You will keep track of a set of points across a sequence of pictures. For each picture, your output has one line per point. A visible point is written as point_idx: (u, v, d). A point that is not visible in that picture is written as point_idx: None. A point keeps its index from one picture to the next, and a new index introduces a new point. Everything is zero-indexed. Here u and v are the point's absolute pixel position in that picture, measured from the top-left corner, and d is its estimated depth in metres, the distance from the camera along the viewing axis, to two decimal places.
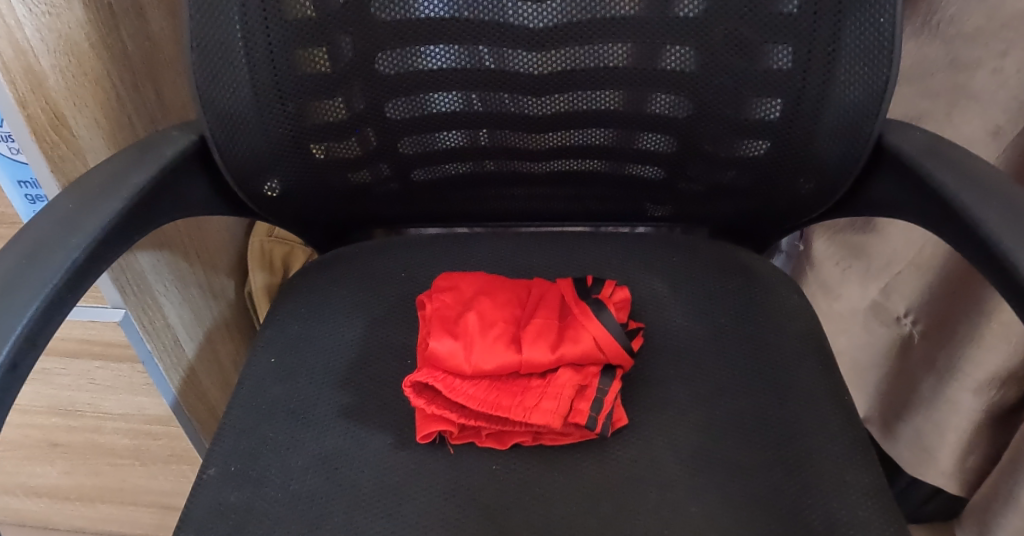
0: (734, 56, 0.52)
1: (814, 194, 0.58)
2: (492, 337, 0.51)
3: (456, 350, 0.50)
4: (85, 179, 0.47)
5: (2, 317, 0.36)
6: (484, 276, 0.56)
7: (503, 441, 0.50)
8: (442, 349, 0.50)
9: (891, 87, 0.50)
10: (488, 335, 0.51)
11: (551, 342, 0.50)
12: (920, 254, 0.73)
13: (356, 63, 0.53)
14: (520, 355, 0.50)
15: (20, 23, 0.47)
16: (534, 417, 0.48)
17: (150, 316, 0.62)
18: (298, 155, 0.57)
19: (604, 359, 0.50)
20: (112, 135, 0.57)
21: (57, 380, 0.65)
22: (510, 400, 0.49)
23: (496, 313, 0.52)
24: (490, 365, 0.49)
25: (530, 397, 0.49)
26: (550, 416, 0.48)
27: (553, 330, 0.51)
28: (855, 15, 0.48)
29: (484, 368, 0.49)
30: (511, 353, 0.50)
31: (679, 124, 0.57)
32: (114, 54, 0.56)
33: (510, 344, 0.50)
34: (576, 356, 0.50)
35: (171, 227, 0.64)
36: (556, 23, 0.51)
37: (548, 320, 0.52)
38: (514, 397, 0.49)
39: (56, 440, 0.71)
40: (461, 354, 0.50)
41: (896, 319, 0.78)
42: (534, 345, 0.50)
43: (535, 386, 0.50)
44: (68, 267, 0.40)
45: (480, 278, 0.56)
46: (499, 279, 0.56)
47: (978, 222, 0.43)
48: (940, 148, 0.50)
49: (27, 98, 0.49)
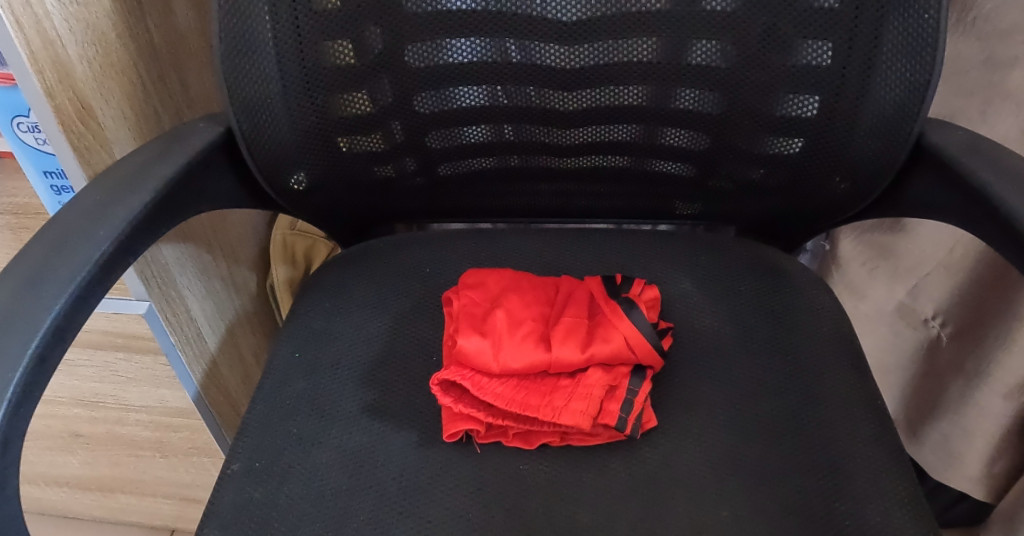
0: (768, 51, 0.51)
1: (848, 194, 0.57)
2: (520, 336, 0.50)
3: (483, 347, 0.49)
4: (112, 171, 0.46)
5: (29, 311, 0.36)
6: (511, 273, 0.56)
7: (530, 441, 0.49)
8: (469, 347, 0.49)
9: (933, 84, 0.49)
10: (517, 334, 0.50)
11: (582, 342, 0.50)
12: (950, 255, 0.71)
13: (383, 56, 0.52)
14: (551, 353, 0.49)
15: (48, 13, 0.47)
16: (563, 417, 0.48)
17: (174, 309, 0.62)
18: (324, 149, 0.56)
19: (634, 360, 0.50)
20: (138, 126, 0.57)
21: (80, 371, 0.65)
22: (539, 399, 0.49)
23: (524, 311, 0.52)
24: (519, 363, 0.49)
25: (558, 396, 0.49)
26: (579, 417, 0.47)
27: (584, 329, 0.51)
28: (896, 10, 0.47)
29: (512, 367, 0.49)
30: (539, 352, 0.49)
31: (708, 121, 0.55)
32: (140, 45, 0.56)
33: (538, 343, 0.50)
34: (605, 357, 0.49)
35: (195, 220, 0.64)
36: (587, 16, 0.50)
37: (577, 319, 0.51)
38: (542, 396, 0.49)
39: (77, 431, 0.71)
40: (489, 352, 0.49)
41: (923, 320, 0.77)
42: (564, 345, 0.49)
43: (564, 386, 0.49)
44: (96, 260, 0.40)
45: (508, 276, 0.55)
46: (526, 277, 0.56)
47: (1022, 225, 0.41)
48: (982, 147, 0.48)
49: (54, 89, 0.49)
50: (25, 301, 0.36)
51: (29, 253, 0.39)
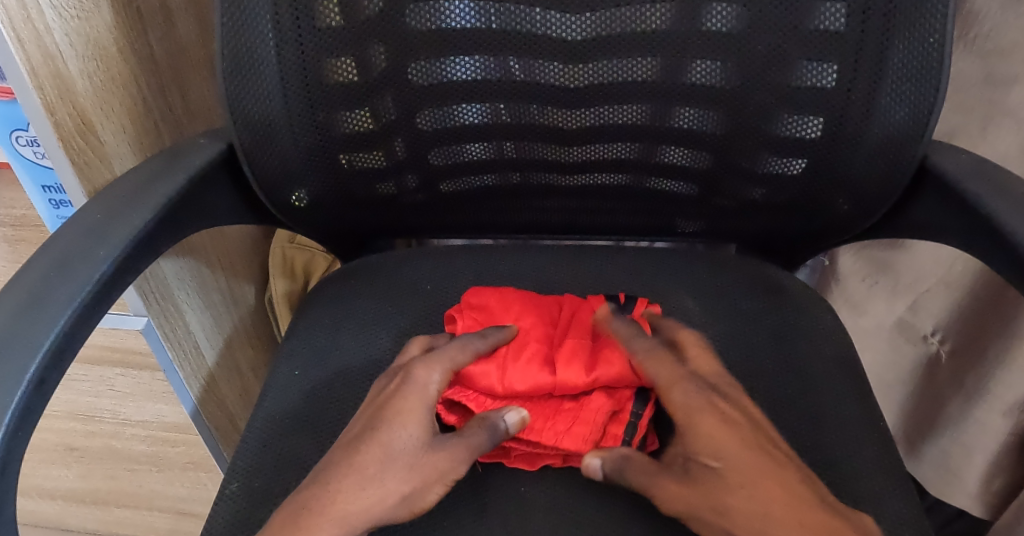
0: (773, 72, 0.50)
1: (852, 214, 0.57)
2: (524, 357, 0.50)
3: (486, 369, 0.49)
4: (111, 189, 0.46)
5: (26, 335, 0.35)
6: (514, 292, 0.55)
7: (533, 463, 0.49)
8: (472, 369, 0.49)
9: (938, 108, 0.49)
10: (521, 355, 0.50)
11: (587, 364, 0.49)
12: (949, 271, 0.72)
13: (387, 74, 0.52)
14: (555, 375, 0.49)
15: (50, 28, 0.46)
16: (565, 441, 0.48)
17: (172, 324, 0.61)
18: (324, 165, 0.56)
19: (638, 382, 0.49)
20: (139, 140, 0.57)
21: (76, 386, 0.64)
22: (543, 421, 0.49)
23: (529, 331, 0.52)
24: (524, 384, 0.49)
25: (562, 420, 0.49)
26: (581, 442, 0.48)
27: (589, 351, 0.50)
28: (902, 34, 0.47)
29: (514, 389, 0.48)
30: (543, 374, 0.49)
31: (710, 139, 0.55)
32: (141, 59, 0.56)
33: (543, 365, 0.49)
34: (610, 380, 0.49)
35: (195, 235, 0.63)
36: (591, 36, 0.50)
37: (581, 341, 0.51)
38: (545, 419, 0.49)
39: (73, 445, 0.70)
40: (493, 375, 0.49)
41: (922, 337, 0.77)
42: (568, 367, 0.49)
43: (568, 408, 0.49)
44: (96, 280, 0.39)
45: (511, 294, 0.54)
46: (530, 296, 0.55)
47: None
48: (986, 171, 0.48)
49: (55, 104, 0.48)
50: (24, 325, 0.36)
51: (27, 272, 0.39)
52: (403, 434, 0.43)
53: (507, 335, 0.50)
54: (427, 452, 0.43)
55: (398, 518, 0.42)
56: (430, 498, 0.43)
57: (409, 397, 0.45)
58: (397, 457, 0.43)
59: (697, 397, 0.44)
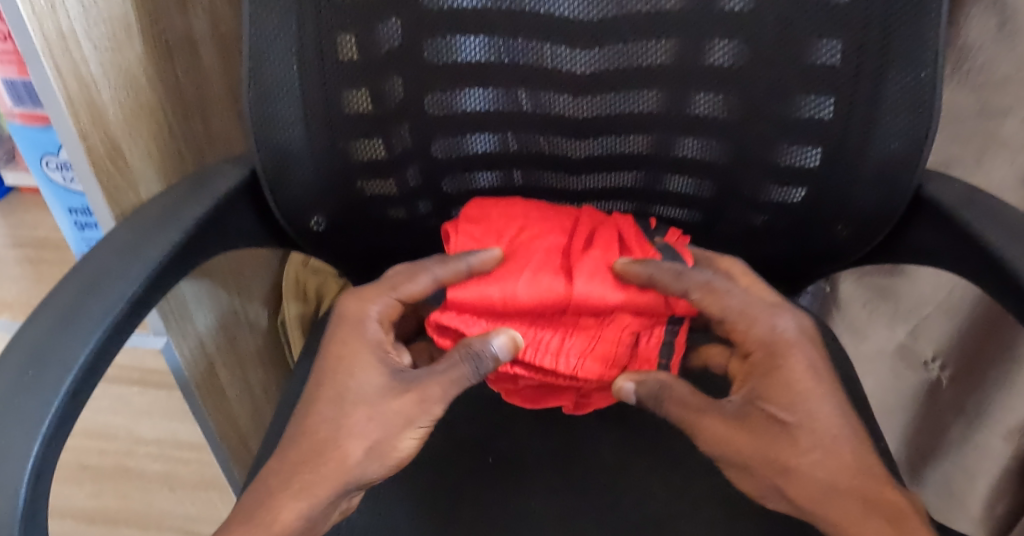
0: (773, 106, 0.53)
1: (850, 241, 0.58)
2: (544, 272, 0.52)
3: (490, 292, 0.52)
4: (141, 212, 0.48)
5: (64, 348, 0.39)
6: (522, 207, 0.56)
7: (542, 401, 0.56)
8: (468, 295, 0.51)
9: (931, 139, 0.51)
10: (541, 271, 0.52)
11: (605, 282, 0.52)
12: (948, 297, 0.73)
13: (403, 105, 0.54)
14: (567, 293, 0.51)
15: (86, 58, 0.49)
16: (584, 370, 0.53)
17: (189, 344, 0.63)
18: (341, 190, 0.58)
19: (668, 311, 0.53)
20: (163, 166, 0.59)
21: (94, 404, 0.65)
22: (555, 345, 0.53)
23: (537, 246, 0.54)
24: (541, 304, 0.52)
25: (582, 343, 0.53)
26: (597, 367, 0.53)
27: (608, 266, 0.52)
28: (896, 70, 0.48)
29: (534, 307, 0.52)
30: (563, 291, 0.52)
31: (713, 167, 0.58)
32: (168, 88, 0.58)
33: (561, 279, 0.52)
34: (631, 304, 0.52)
35: (213, 260, 0.66)
36: (598, 71, 0.52)
37: (597, 253, 0.53)
38: (564, 340, 0.53)
39: (87, 463, 0.71)
40: (500, 294, 0.51)
41: (923, 363, 0.78)
42: (587, 282, 0.52)
43: (587, 326, 0.53)
44: (128, 298, 0.42)
45: (520, 209, 0.56)
46: (539, 208, 0.57)
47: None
48: (981, 200, 0.51)
49: (88, 130, 0.50)
50: (62, 339, 0.39)
51: (63, 290, 0.42)
52: (363, 380, 0.49)
53: (494, 257, 0.52)
54: (388, 392, 0.49)
55: (374, 472, 0.48)
56: (404, 444, 0.48)
57: (352, 341, 0.50)
58: (361, 402, 0.48)
59: (779, 335, 0.50)
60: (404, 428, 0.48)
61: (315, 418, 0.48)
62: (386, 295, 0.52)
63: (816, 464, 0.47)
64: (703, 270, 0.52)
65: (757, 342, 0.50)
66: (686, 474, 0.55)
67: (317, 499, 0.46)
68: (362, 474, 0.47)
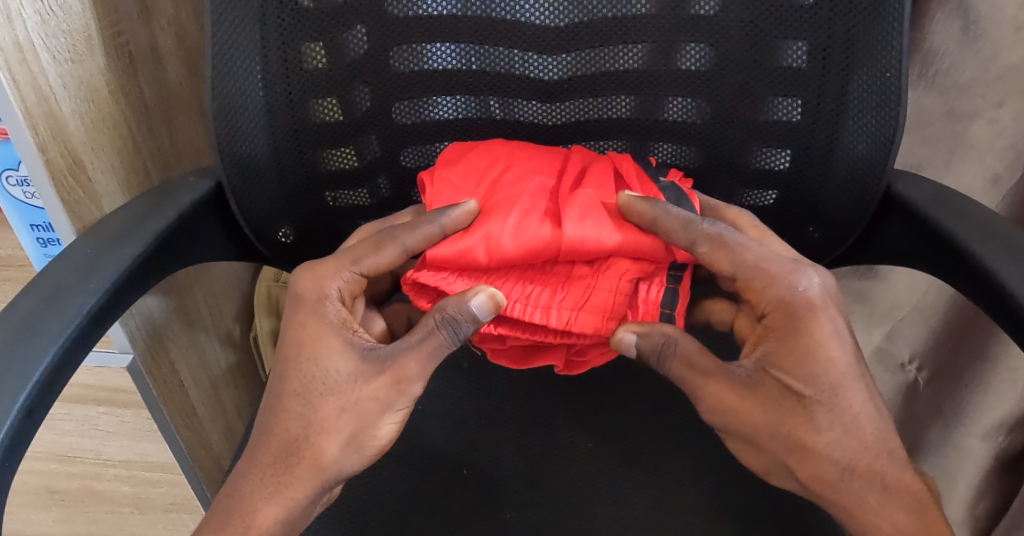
0: (741, 108, 0.53)
1: (822, 243, 0.58)
2: (531, 218, 0.49)
3: (472, 244, 0.48)
4: (102, 225, 0.47)
5: (16, 367, 0.37)
6: (506, 148, 0.53)
7: (522, 362, 0.55)
8: (447, 250, 0.48)
9: (898, 141, 0.50)
10: (528, 216, 0.49)
11: (597, 223, 0.48)
12: (923, 298, 0.74)
13: (371, 114, 0.54)
14: (555, 238, 0.48)
15: (44, 70, 0.48)
16: (579, 323, 0.49)
17: (158, 362, 0.62)
18: (312, 202, 0.57)
19: (669, 258, 0.50)
20: (128, 178, 0.58)
21: (59, 426, 0.63)
22: (546, 298, 0.50)
23: (523, 187, 0.50)
24: (526, 251, 0.48)
25: (575, 294, 0.50)
26: (595, 318, 0.49)
27: (603, 206, 0.49)
28: (860, 71, 0.48)
29: (520, 256, 0.48)
30: (555, 236, 0.48)
31: (684, 172, 0.58)
32: (132, 101, 0.57)
33: (552, 225, 0.49)
34: (628, 250, 0.49)
35: (181, 273, 0.64)
36: (567, 76, 0.52)
37: (590, 196, 0.49)
38: (554, 294, 0.50)
39: (54, 487, 0.69)
40: (479, 248, 0.48)
41: (900, 365, 0.79)
42: (580, 227, 0.48)
43: (582, 276, 0.50)
44: (86, 312, 0.41)
45: (502, 150, 0.53)
46: (524, 148, 0.53)
47: (1006, 286, 0.43)
48: (950, 200, 0.51)
49: (48, 144, 0.49)
50: (14, 357, 0.38)
51: (19, 305, 0.40)
52: (331, 369, 0.47)
53: (468, 212, 0.48)
54: (356, 379, 0.47)
55: (353, 465, 0.48)
56: (382, 432, 0.48)
57: (310, 325, 0.48)
58: (332, 391, 0.47)
59: (801, 296, 0.46)
60: (378, 414, 0.47)
61: (284, 415, 0.48)
62: (346, 270, 0.48)
63: (833, 455, 0.46)
64: (713, 222, 0.48)
65: (774, 301, 0.46)
66: (665, 483, 0.55)
67: (291, 501, 0.47)
68: (340, 470, 0.48)
